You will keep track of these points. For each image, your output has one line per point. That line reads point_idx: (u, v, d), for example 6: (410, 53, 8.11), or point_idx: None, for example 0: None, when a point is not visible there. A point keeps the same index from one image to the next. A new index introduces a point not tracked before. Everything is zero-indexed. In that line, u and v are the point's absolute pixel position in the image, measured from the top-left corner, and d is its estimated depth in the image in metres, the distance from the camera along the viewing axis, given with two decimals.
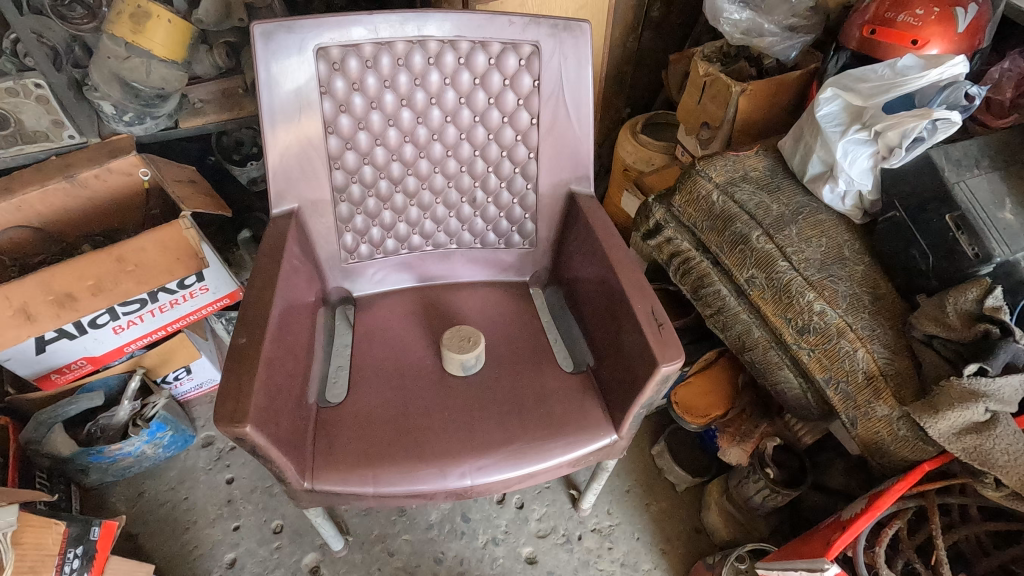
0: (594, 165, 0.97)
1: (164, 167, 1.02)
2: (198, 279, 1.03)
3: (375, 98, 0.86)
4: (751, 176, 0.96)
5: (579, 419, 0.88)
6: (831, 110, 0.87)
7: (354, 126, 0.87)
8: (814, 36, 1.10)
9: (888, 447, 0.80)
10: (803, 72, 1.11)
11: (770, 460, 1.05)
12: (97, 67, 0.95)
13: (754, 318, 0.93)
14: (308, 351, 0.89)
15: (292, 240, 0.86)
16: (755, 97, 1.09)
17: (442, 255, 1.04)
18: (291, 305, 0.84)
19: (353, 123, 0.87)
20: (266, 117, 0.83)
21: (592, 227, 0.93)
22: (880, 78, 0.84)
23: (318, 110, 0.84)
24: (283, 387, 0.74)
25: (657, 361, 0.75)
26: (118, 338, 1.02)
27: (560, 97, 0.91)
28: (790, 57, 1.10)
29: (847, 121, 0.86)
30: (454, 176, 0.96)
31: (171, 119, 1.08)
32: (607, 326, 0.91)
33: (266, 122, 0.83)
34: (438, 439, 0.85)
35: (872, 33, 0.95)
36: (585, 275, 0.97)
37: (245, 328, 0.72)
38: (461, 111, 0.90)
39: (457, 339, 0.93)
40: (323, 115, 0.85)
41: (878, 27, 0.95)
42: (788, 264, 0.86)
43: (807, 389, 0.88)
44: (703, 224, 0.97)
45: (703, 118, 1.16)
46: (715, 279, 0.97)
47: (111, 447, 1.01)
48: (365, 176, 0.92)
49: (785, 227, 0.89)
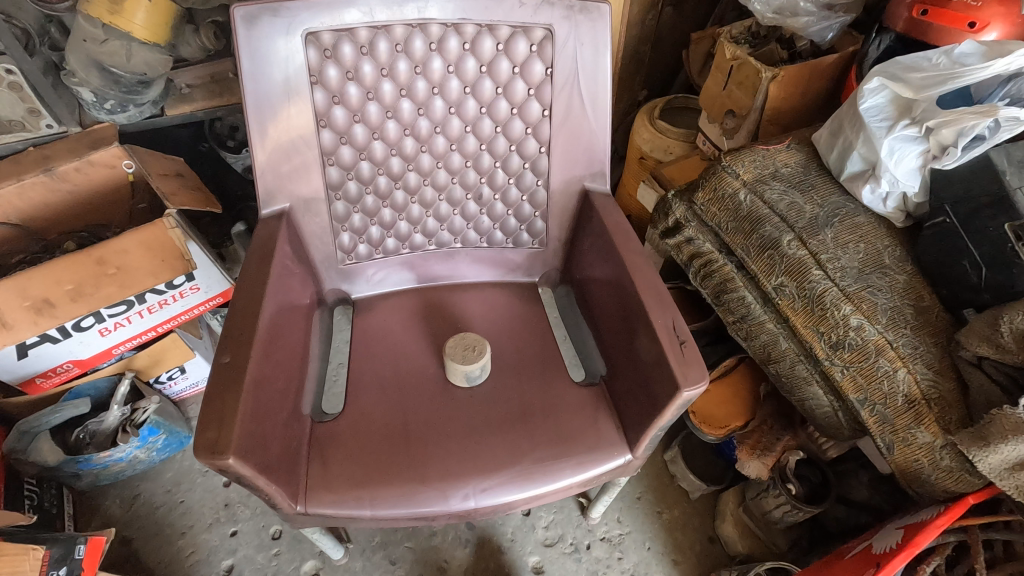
0: (610, 160, 0.89)
1: (149, 158, 0.95)
2: (187, 280, 0.98)
3: (372, 87, 0.78)
4: (782, 173, 0.88)
5: (591, 437, 0.82)
6: (875, 103, 0.79)
7: (350, 119, 0.80)
8: (853, 16, 1.00)
9: (927, 476, 0.73)
10: (841, 56, 1.01)
11: (792, 475, 0.99)
12: (73, 52, 0.88)
13: (781, 328, 0.86)
14: (302, 360, 0.84)
15: (283, 243, 0.80)
16: (788, 82, 1.00)
17: (445, 255, 0.98)
18: (282, 315, 0.78)
19: (348, 116, 0.80)
20: (253, 109, 0.75)
21: (607, 228, 0.86)
22: (934, 68, 0.75)
23: (309, 102, 0.77)
24: (272, 408, 0.68)
25: (679, 385, 0.68)
26: (105, 341, 0.97)
27: (574, 86, 0.83)
28: (826, 39, 1.01)
29: (893, 116, 0.78)
30: (459, 171, 0.88)
31: (156, 107, 1.01)
32: (623, 337, 0.84)
33: (252, 114, 0.75)
34: (440, 457, 0.80)
35: (923, 15, 0.86)
36: (599, 279, 0.90)
37: (231, 344, 0.66)
38: (466, 101, 0.82)
39: (462, 346, 0.87)
40: (314, 106, 0.78)
41: (931, 7, 0.85)
42: (822, 273, 0.79)
43: (838, 407, 0.82)
44: (727, 224, 0.89)
45: (728, 106, 1.07)
46: (739, 284, 0.90)
47: (100, 455, 0.96)
48: (362, 172, 0.85)
49: (819, 231, 0.82)
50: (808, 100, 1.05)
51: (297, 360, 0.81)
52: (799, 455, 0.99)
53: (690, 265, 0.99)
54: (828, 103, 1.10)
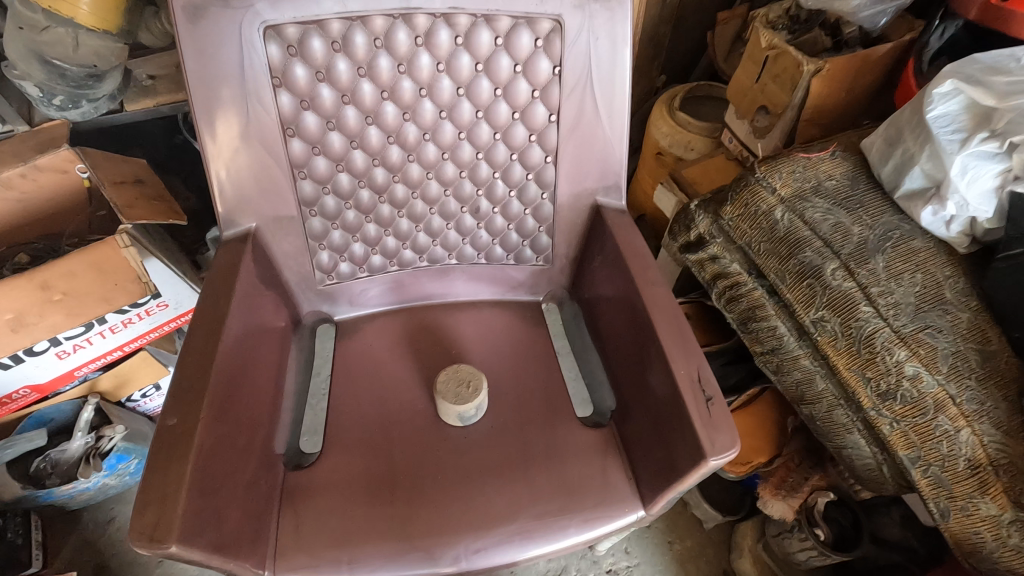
0: (625, 171, 0.78)
1: (104, 162, 0.84)
2: (152, 297, 0.87)
3: (349, 89, 0.67)
4: (826, 187, 0.76)
5: (599, 490, 0.73)
6: (948, 110, 0.67)
7: (324, 126, 0.69)
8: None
9: (989, 551, 0.63)
10: (895, 45, 0.89)
11: (820, 518, 0.90)
12: (10, 40, 0.77)
13: (818, 366, 0.76)
14: (275, 397, 0.75)
15: (250, 268, 0.70)
16: (833, 76, 0.87)
17: (439, 272, 0.87)
18: (249, 353, 0.68)
19: (322, 122, 0.69)
20: (209, 116, 0.65)
21: (620, 250, 0.75)
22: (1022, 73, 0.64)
23: (274, 107, 0.66)
24: (231, 471, 0.59)
25: (703, 454, 0.58)
26: (64, 364, 0.88)
27: (586, 87, 0.71)
28: (879, 25, 0.88)
29: (970, 125, 0.66)
30: (452, 182, 0.78)
31: (114, 102, 0.89)
32: (636, 376, 0.73)
33: (209, 123, 0.65)
34: (427, 509, 0.71)
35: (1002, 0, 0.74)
36: (611, 305, 0.79)
37: (179, 399, 0.57)
38: (460, 104, 0.71)
39: (456, 382, 0.77)
40: (280, 113, 0.67)
41: None
42: (872, 311, 0.68)
43: (882, 460, 0.72)
44: (760, 245, 0.78)
45: (761, 102, 0.95)
46: (771, 312, 0.79)
47: (62, 487, 0.91)
48: (341, 184, 0.74)
49: (869, 259, 0.70)
50: (853, 96, 0.93)
51: (268, 400, 0.72)
52: (829, 497, 0.90)
53: (716, 285, 0.89)
54: (875, 98, 0.97)
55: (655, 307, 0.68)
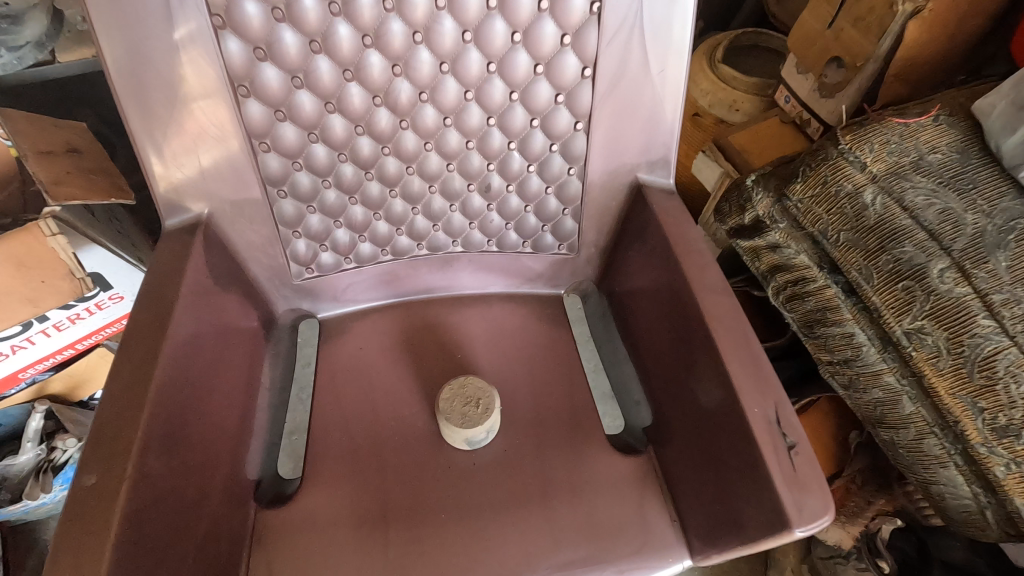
0: (677, 141, 0.62)
1: (32, 127, 0.68)
2: (103, 288, 0.74)
3: (318, 33, 0.52)
4: (930, 161, 0.60)
5: (635, 534, 0.60)
6: None
7: (290, 82, 0.54)
8: None
9: None
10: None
11: (883, 546, 0.76)
12: None
13: (907, 385, 0.62)
14: (244, 416, 0.62)
15: (202, 265, 0.56)
16: (934, 16, 0.71)
17: (442, 262, 0.73)
18: (205, 371, 0.54)
19: (286, 78, 0.54)
20: (133, 74, 0.50)
21: (666, 237, 0.60)
22: None
23: (220, 58, 0.52)
24: (176, 532, 0.46)
25: (787, 524, 0.44)
26: (6, 366, 0.75)
27: (630, 31, 0.55)
28: None
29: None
30: (457, 154, 0.62)
31: (43, 51, 0.76)
32: (682, 396, 0.60)
33: (134, 83, 0.50)
34: (427, 553, 0.59)
35: None
36: (650, 305, 0.65)
37: (108, 436, 0.44)
38: (467, 53, 0.55)
39: (464, 401, 0.64)
40: (228, 65, 0.52)
41: None
42: (993, 325, 0.53)
43: (986, 502, 0.60)
44: (840, 235, 0.63)
45: (835, 52, 0.80)
46: (848, 317, 0.65)
47: (11, 506, 0.79)
48: (317, 158, 0.59)
49: (991, 258, 0.54)
50: (951, 44, 0.77)
51: (235, 422, 0.59)
52: (894, 523, 0.77)
53: (775, 277, 0.74)
54: (977, 48, 0.81)
55: (717, 314, 0.53)
